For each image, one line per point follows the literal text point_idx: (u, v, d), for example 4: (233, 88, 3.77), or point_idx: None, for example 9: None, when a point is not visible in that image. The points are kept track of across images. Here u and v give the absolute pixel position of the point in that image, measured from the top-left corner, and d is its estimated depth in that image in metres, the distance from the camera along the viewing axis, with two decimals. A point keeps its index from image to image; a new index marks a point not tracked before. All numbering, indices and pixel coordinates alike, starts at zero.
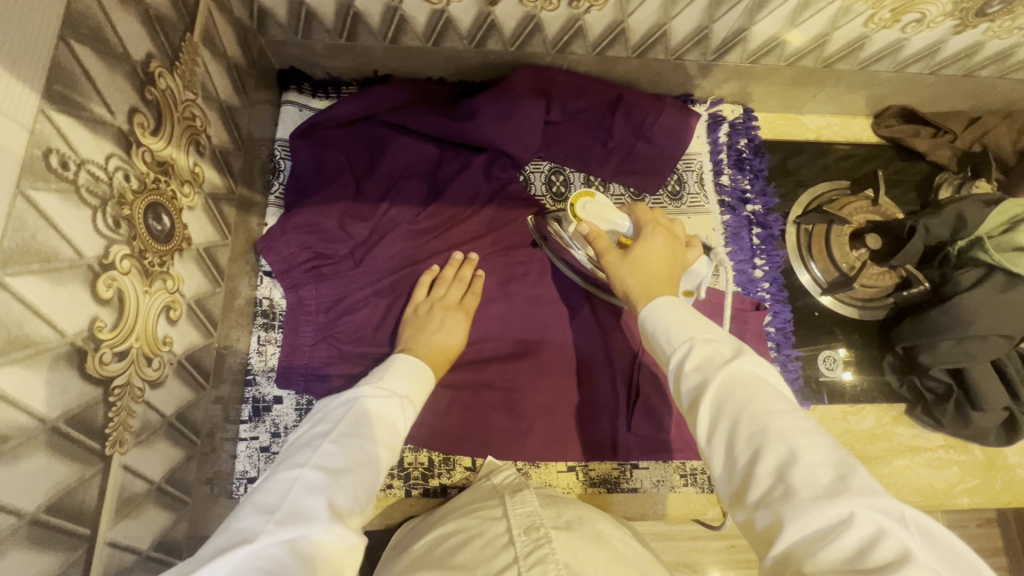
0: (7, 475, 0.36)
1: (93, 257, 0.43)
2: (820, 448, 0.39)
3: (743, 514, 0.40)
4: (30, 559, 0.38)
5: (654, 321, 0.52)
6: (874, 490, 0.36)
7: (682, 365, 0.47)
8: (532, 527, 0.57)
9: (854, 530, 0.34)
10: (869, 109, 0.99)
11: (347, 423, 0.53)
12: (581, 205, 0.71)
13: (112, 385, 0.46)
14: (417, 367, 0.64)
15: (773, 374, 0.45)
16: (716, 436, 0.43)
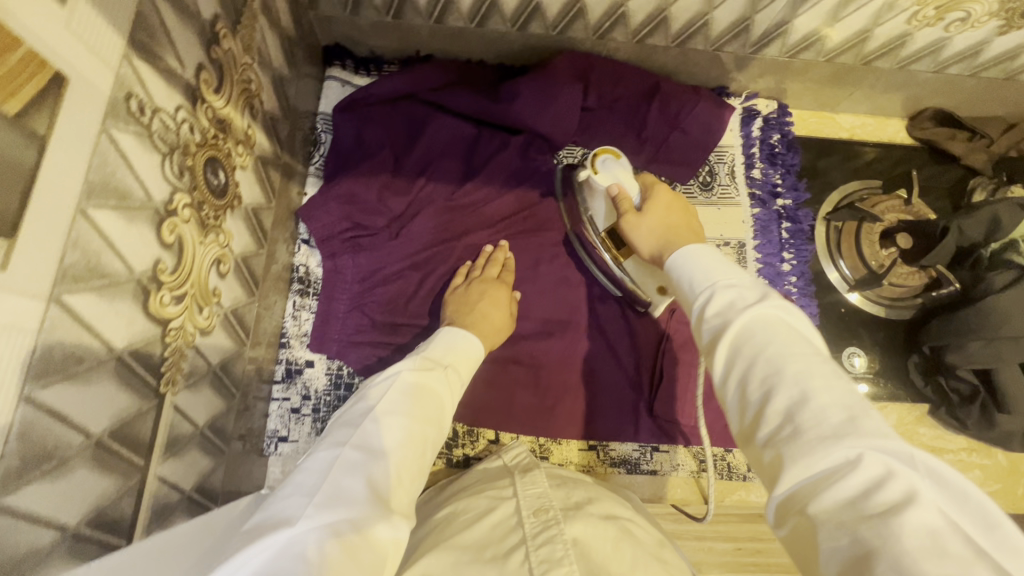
0: (81, 395, 0.38)
1: (160, 201, 0.45)
2: (835, 391, 0.37)
3: (754, 453, 0.39)
4: (94, 480, 0.40)
5: (680, 269, 0.51)
6: (883, 434, 0.34)
7: (704, 308, 0.46)
8: (541, 509, 0.53)
9: (862, 472, 0.33)
10: (904, 111, 0.99)
11: (387, 401, 0.50)
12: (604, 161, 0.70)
13: (169, 325, 0.48)
14: (456, 343, 0.63)
15: (800, 318, 0.43)
16: (732, 379, 0.42)
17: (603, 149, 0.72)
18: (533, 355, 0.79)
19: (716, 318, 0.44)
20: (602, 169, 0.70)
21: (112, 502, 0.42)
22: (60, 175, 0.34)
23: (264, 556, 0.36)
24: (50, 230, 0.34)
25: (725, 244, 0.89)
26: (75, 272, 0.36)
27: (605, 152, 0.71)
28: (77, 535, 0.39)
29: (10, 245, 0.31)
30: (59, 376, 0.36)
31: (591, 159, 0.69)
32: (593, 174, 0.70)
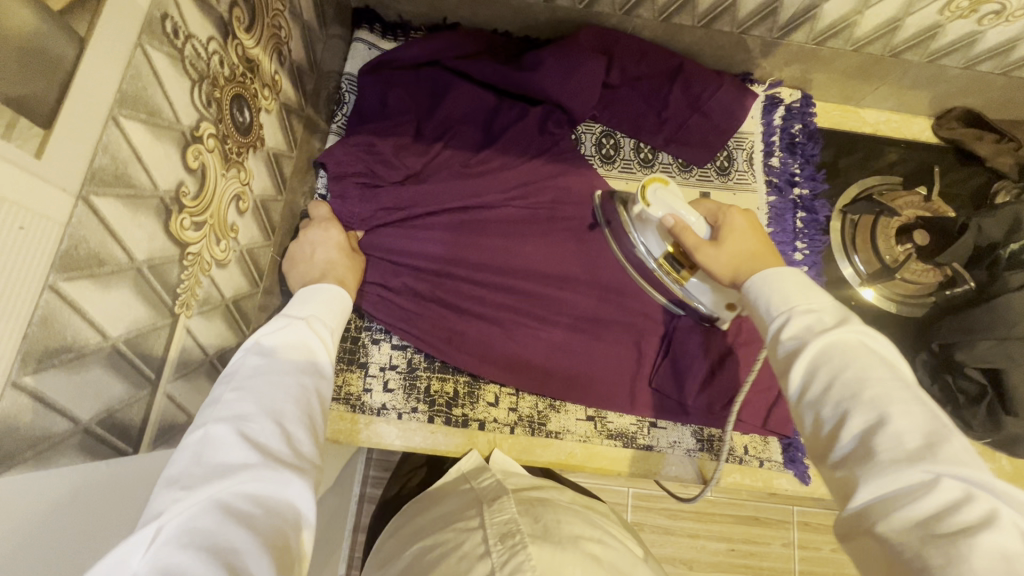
0: (99, 297, 0.39)
1: (187, 126, 0.47)
2: (915, 416, 0.39)
3: (826, 469, 0.42)
4: (108, 381, 0.41)
5: (756, 291, 0.53)
6: (964, 461, 0.36)
7: (779, 332, 0.48)
8: (507, 536, 0.54)
9: (937, 494, 0.35)
10: (930, 109, 0.97)
11: (243, 367, 0.47)
12: (653, 189, 0.69)
13: (188, 250, 0.49)
14: (334, 298, 0.61)
15: (885, 344, 0.45)
16: (805, 397, 0.44)
17: (648, 180, 0.70)
18: (533, 316, 0.81)
19: (792, 340, 0.47)
20: (653, 199, 0.68)
21: (123, 407, 0.44)
22: (95, 78, 0.36)
23: (150, 552, 0.35)
24: (82, 129, 0.35)
25: None
26: (103, 175, 0.38)
27: (654, 181, 0.70)
28: (88, 431, 0.40)
29: (45, 135, 0.33)
30: (81, 274, 0.37)
31: (642, 191, 0.67)
32: (645, 206, 0.68)
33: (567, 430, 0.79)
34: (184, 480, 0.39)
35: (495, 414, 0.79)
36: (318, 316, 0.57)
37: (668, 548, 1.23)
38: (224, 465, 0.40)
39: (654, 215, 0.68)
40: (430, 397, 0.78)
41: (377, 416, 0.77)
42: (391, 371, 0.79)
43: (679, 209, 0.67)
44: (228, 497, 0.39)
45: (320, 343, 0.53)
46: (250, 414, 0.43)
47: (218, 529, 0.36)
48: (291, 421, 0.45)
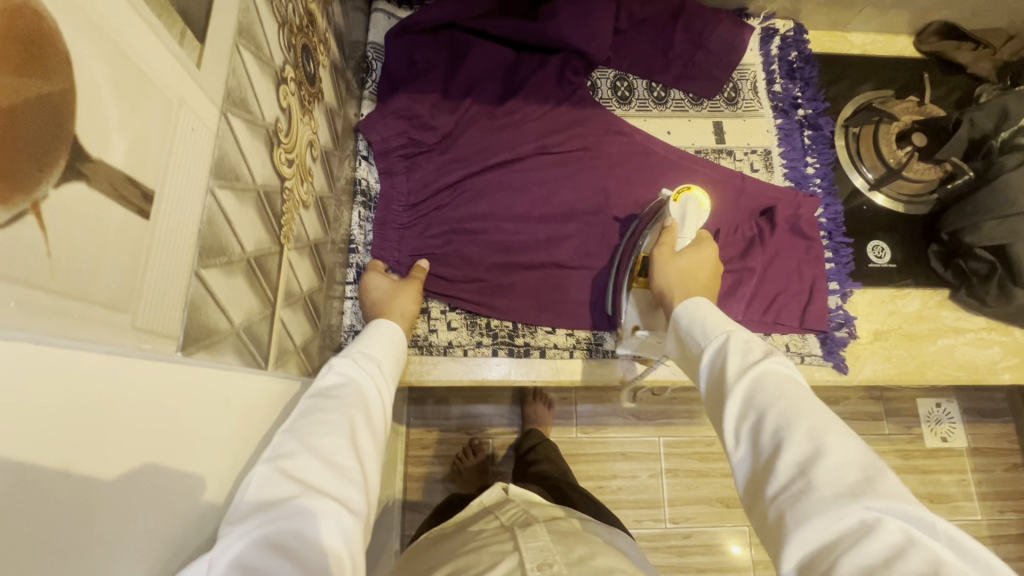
0: (238, 208, 0.43)
1: (277, 65, 0.51)
2: (846, 451, 0.41)
3: (762, 507, 0.42)
4: (246, 292, 0.45)
5: (691, 319, 0.58)
6: (897, 498, 0.37)
7: (715, 357, 0.52)
8: (544, 564, 0.55)
9: (877, 535, 0.36)
10: (910, 28, 1.05)
11: (296, 412, 0.49)
12: (688, 194, 0.76)
13: (285, 184, 0.54)
14: (384, 337, 0.64)
15: (800, 378, 0.49)
16: (743, 431, 0.46)
17: (694, 189, 0.77)
18: (574, 251, 0.86)
19: (726, 369, 0.50)
20: (683, 200, 0.75)
21: (257, 320, 0.48)
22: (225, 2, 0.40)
23: None
24: (219, 50, 0.39)
25: (752, 152, 0.95)
26: (234, 97, 0.42)
27: (693, 192, 0.76)
28: (240, 335, 0.44)
29: (201, 48, 0.36)
30: (225, 183, 0.41)
31: (680, 190, 0.75)
32: (673, 199, 0.76)
33: (621, 348, 0.84)
34: (232, 516, 0.39)
35: (553, 342, 0.84)
36: (363, 354, 0.59)
37: (703, 488, 1.27)
38: (273, 500, 0.41)
39: (671, 212, 0.76)
40: (493, 331, 0.83)
41: (445, 354, 0.81)
42: (452, 312, 0.83)
43: (685, 221, 0.75)
44: (277, 531, 0.39)
45: (364, 382, 0.55)
46: (294, 452, 0.44)
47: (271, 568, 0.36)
48: (337, 456, 0.46)
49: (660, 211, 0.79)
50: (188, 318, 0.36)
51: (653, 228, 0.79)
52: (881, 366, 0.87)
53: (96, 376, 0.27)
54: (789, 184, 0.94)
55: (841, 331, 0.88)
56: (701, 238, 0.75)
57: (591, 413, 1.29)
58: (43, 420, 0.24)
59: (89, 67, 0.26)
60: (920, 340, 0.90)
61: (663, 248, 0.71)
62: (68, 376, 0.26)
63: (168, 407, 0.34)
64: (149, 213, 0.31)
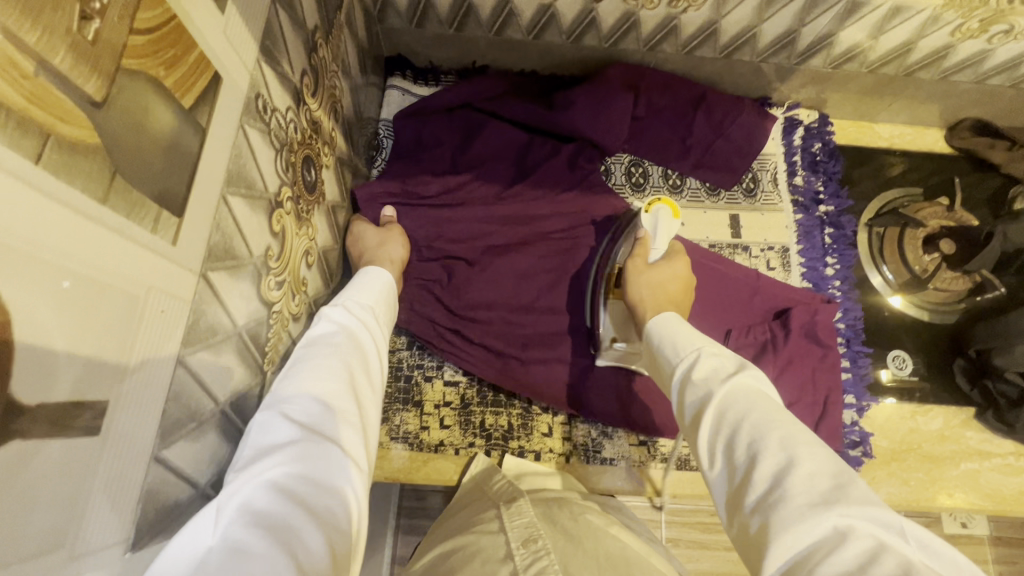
0: (214, 363, 0.41)
1: (273, 193, 0.49)
2: (819, 458, 0.39)
3: (739, 523, 0.39)
4: (216, 444, 0.43)
5: (660, 337, 0.55)
6: (871, 502, 0.35)
7: (688, 373, 0.49)
8: (529, 540, 0.53)
9: (852, 544, 0.34)
10: (942, 121, 1.00)
11: (291, 362, 0.50)
12: (657, 206, 0.80)
13: (273, 308, 0.52)
14: (376, 287, 0.63)
15: (773, 390, 0.47)
16: (716, 448, 0.43)
17: (666, 202, 0.82)
18: (577, 350, 0.82)
19: (696, 381, 0.47)
20: (653, 211, 0.80)
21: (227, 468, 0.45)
22: (213, 161, 0.38)
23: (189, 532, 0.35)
24: (201, 214, 0.37)
25: (769, 248, 0.92)
26: (216, 252, 0.40)
27: (663, 203, 0.81)
28: (204, 495, 0.42)
29: (179, 222, 0.35)
30: (198, 346, 0.39)
31: (655, 200, 0.80)
32: (645, 211, 0.81)
33: (621, 456, 0.80)
34: (238, 466, 0.41)
35: (550, 444, 0.80)
36: (355, 303, 0.58)
37: (704, 561, 1.20)
38: (273, 446, 0.42)
39: (642, 222, 0.80)
40: (487, 430, 0.80)
41: (436, 453, 0.78)
42: (445, 407, 0.80)
43: (656, 234, 0.79)
44: (283, 477, 0.40)
45: (358, 329, 0.55)
46: (292, 399, 0.45)
47: (277, 510, 0.37)
48: (337, 402, 0.46)
49: (633, 222, 0.82)
50: (139, 514, 0.34)
51: (625, 241, 0.81)
52: (897, 489, 0.82)
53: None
54: (806, 284, 0.90)
55: (855, 450, 0.83)
56: (668, 250, 0.79)
57: None
58: None
59: (34, 312, 0.24)
60: (942, 462, 0.84)
61: (637, 258, 0.74)
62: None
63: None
64: (99, 428, 0.29)
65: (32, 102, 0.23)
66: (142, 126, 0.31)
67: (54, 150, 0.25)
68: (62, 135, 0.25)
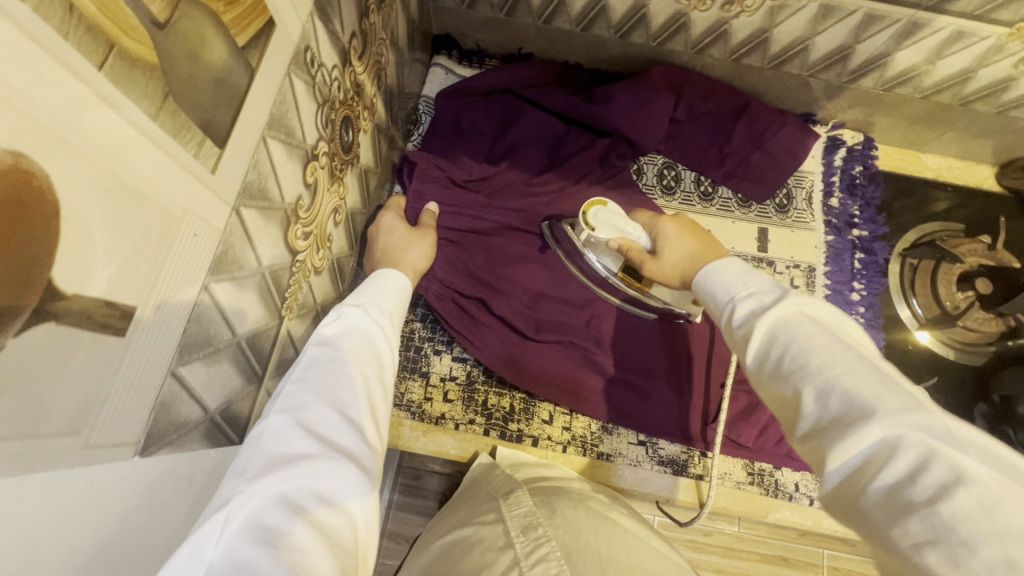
0: (236, 297, 0.43)
1: (310, 145, 0.51)
2: (865, 374, 0.37)
3: (798, 445, 0.40)
4: (229, 375, 0.45)
5: (704, 285, 0.51)
6: (919, 412, 0.34)
7: (733, 316, 0.46)
8: (529, 527, 0.56)
9: (905, 457, 0.33)
10: (995, 158, 0.96)
11: (303, 362, 0.49)
12: (593, 213, 0.70)
13: (297, 257, 0.54)
14: (391, 285, 0.62)
15: (832, 312, 0.43)
16: (767, 373, 0.42)
17: (588, 202, 0.72)
18: (594, 339, 0.83)
19: (742, 324, 0.45)
20: (596, 223, 0.69)
21: (237, 398, 0.47)
22: (258, 103, 0.40)
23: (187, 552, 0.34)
24: (240, 150, 0.39)
25: (795, 266, 0.90)
26: (251, 189, 0.42)
27: (596, 203, 0.71)
28: (212, 421, 0.44)
29: (220, 153, 0.36)
30: (223, 276, 0.41)
31: (584, 213, 0.69)
32: (591, 231, 0.70)
33: (619, 453, 0.80)
34: (245, 470, 0.40)
35: (549, 431, 0.80)
36: (372, 304, 0.57)
37: None
38: (281, 453, 0.41)
39: (600, 237, 0.70)
40: (488, 410, 0.81)
41: (436, 425, 0.80)
42: (450, 382, 0.82)
43: (622, 227, 0.68)
44: (290, 487, 0.38)
45: (374, 332, 0.54)
46: (304, 403, 0.44)
47: (285, 523, 0.36)
48: (350, 407, 0.46)
49: (586, 242, 0.74)
50: (152, 422, 0.36)
51: (596, 250, 0.74)
52: None
53: (18, 515, 0.26)
54: (829, 307, 0.88)
55: None
56: (645, 224, 0.69)
57: None
58: None
59: (81, 208, 0.26)
60: None
61: (644, 264, 0.65)
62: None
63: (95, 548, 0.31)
64: (126, 331, 0.31)
65: (102, 11, 0.25)
66: (196, 55, 0.32)
67: (116, 60, 0.27)
68: (125, 48, 0.27)
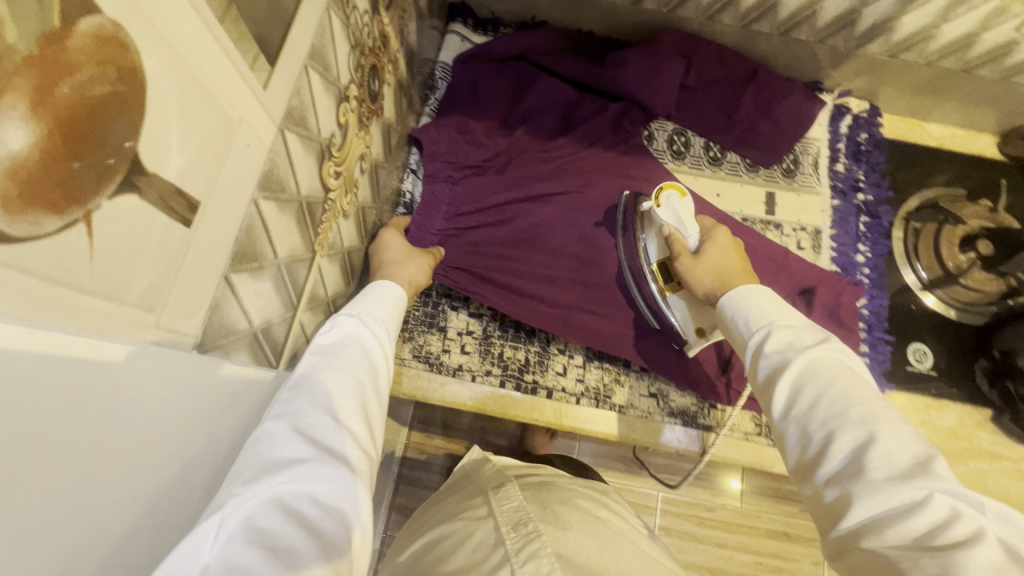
0: (278, 218, 0.45)
1: (343, 85, 0.54)
2: (900, 434, 0.40)
3: (811, 488, 0.42)
4: (270, 296, 0.47)
5: (734, 308, 0.56)
6: (950, 478, 0.37)
7: (763, 346, 0.50)
8: (520, 523, 0.58)
9: (930, 513, 0.35)
10: (996, 127, 0.99)
11: (301, 369, 0.50)
12: (668, 195, 0.76)
13: (329, 194, 0.56)
14: (388, 297, 0.63)
15: (860, 364, 0.47)
16: (791, 412, 0.45)
17: (668, 184, 0.77)
18: (601, 299, 0.85)
19: (775, 355, 0.48)
20: (665, 203, 0.76)
21: (276, 320, 0.50)
22: (302, 30, 0.42)
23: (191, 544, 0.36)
24: (287, 73, 0.41)
25: (802, 229, 0.92)
26: (294, 115, 0.44)
27: (670, 188, 0.77)
28: (254, 337, 0.46)
29: (270, 69, 0.39)
30: (270, 194, 0.43)
31: (661, 190, 0.76)
32: (656, 206, 0.76)
33: (631, 404, 0.82)
34: (243, 475, 0.41)
35: (563, 384, 0.83)
36: (368, 314, 0.59)
37: (695, 556, 1.17)
38: (278, 460, 0.42)
39: (661, 217, 0.76)
40: (504, 362, 0.83)
41: (453, 376, 0.82)
42: (467, 335, 0.84)
43: (682, 220, 0.75)
44: (287, 496, 0.40)
45: (370, 343, 0.55)
46: (301, 412, 0.45)
47: (281, 532, 0.38)
48: (345, 419, 0.47)
49: (646, 216, 0.79)
50: (208, 319, 0.38)
51: (650, 234, 0.79)
52: None
53: (93, 378, 0.28)
54: (834, 267, 0.91)
55: None
56: (704, 227, 0.74)
57: (593, 452, 1.23)
58: (52, 421, 0.26)
59: (161, 91, 0.28)
60: (950, 458, 0.83)
61: (682, 256, 0.71)
62: (75, 372, 0.27)
63: (157, 426, 0.34)
64: (191, 222, 0.33)
65: None
66: None
67: None
68: None
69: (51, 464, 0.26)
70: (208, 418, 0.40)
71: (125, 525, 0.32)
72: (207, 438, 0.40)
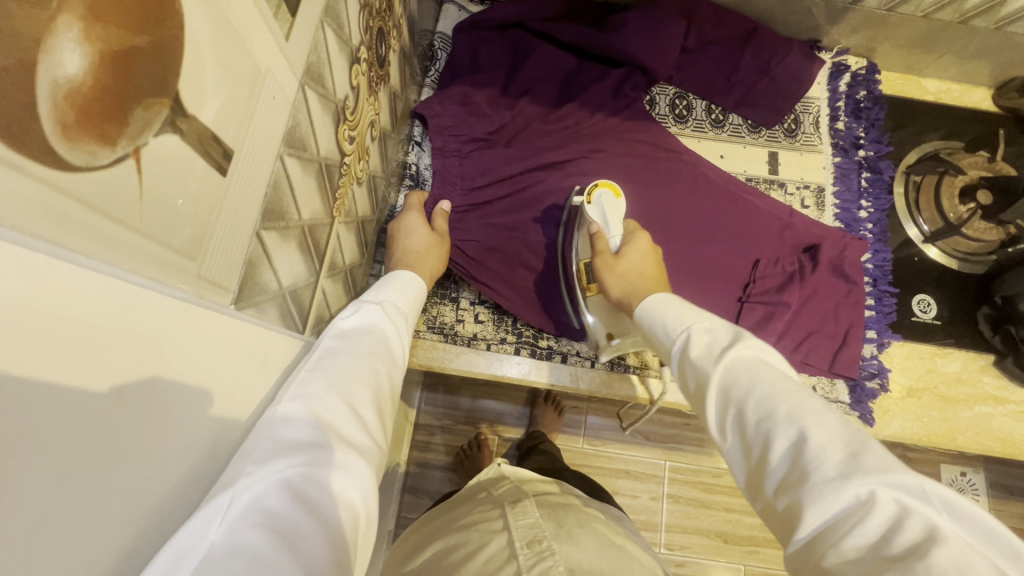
0: (302, 177, 0.45)
1: (354, 45, 0.53)
2: (831, 426, 0.38)
3: (764, 502, 0.40)
4: (296, 261, 0.47)
5: (651, 317, 0.57)
6: (889, 467, 0.35)
7: (686, 348, 0.50)
8: (534, 540, 0.58)
9: (878, 513, 0.34)
10: (992, 80, 1.00)
11: (319, 351, 0.48)
12: (599, 194, 0.76)
13: (344, 159, 0.56)
14: (406, 286, 0.63)
15: (777, 358, 0.47)
16: (727, 423, 0.44)
17: (603, 183, 0.77)
18: None
19: (695, 358, 0.49)
20: (595, 202, 0.75)
21: (302, 285, 0.50)
22: None
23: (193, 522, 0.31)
24: (305, 25, 0.41)
25: (805, 187, 0.93)
26: (312, 71, 0.44)
27: (604, 187, 0.76)
28: (285, 300, 0.46)
29: (291, 19, 0.38)
30: (293, 152, 0.43)
31: (592, 187, 0.75)
32: (587, 203, 0.76)
33: (644, 365, 0.84)
34: (257, 452, 0.37)
35: (576, 348, 0.85)
36: (390, 303, 0.58)
37: (704, 520, 1.20)
38: (293, 441, 0.39)
39: (590, 215, 0.76)
40: (518, 329, 0.85)
41: (469, 345, 0.83)
42: (480, 306, 0.85)
43: (608, 220, 0.74)
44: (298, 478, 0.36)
45: (388, 331, 0.54)
46: (319, 394, 0.43)
47: (291, 514, 0.34)
48: (359, 405, 0.44)
49: (579, 213, 0.79)
50: (243, 276, 0.38)
51: (580, 232, 0.78)
52: (909, 424, 0.83)
53: (147, 325, 0.28)
54: (838, 224, 0.92)
55: (871, 381, 0.85)
56: (628, 229, 0.74)
57: (601, 425, 1.25)
58: (110, 366, 0.26)
59: (198, 29, 0.28)
60: (956, 404, 0.85)
61: (603, 255, 0.70)
62: (128, 314, 0.27)
63: (203, 380, 0.34)
64: (227, 170, 0.33)
65: None
66: None
67: None
68: None
69: (111, 412, 0.26)
70: (252, 373, 0.41)
71: (183, 476, 0.33)
72: (247, 395, 0.40)
